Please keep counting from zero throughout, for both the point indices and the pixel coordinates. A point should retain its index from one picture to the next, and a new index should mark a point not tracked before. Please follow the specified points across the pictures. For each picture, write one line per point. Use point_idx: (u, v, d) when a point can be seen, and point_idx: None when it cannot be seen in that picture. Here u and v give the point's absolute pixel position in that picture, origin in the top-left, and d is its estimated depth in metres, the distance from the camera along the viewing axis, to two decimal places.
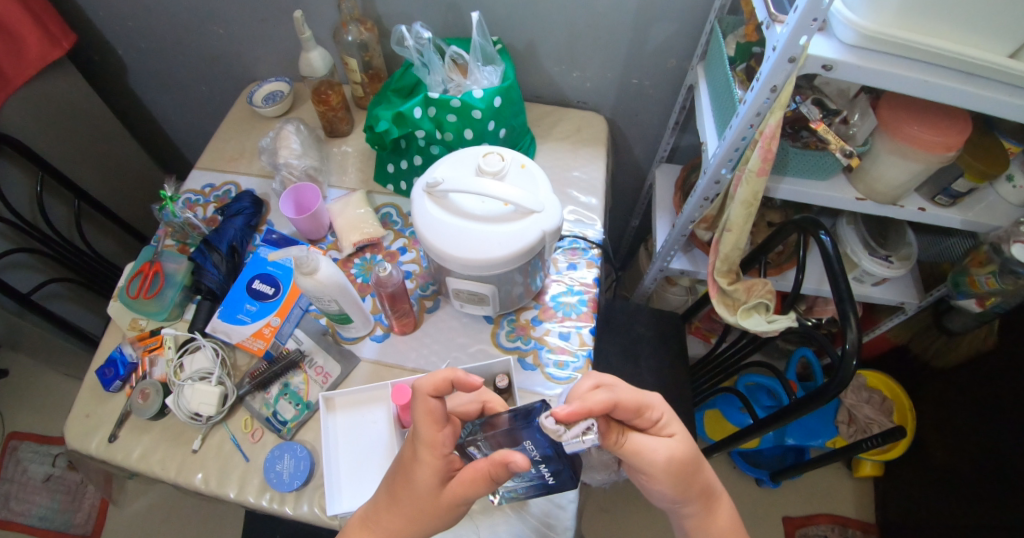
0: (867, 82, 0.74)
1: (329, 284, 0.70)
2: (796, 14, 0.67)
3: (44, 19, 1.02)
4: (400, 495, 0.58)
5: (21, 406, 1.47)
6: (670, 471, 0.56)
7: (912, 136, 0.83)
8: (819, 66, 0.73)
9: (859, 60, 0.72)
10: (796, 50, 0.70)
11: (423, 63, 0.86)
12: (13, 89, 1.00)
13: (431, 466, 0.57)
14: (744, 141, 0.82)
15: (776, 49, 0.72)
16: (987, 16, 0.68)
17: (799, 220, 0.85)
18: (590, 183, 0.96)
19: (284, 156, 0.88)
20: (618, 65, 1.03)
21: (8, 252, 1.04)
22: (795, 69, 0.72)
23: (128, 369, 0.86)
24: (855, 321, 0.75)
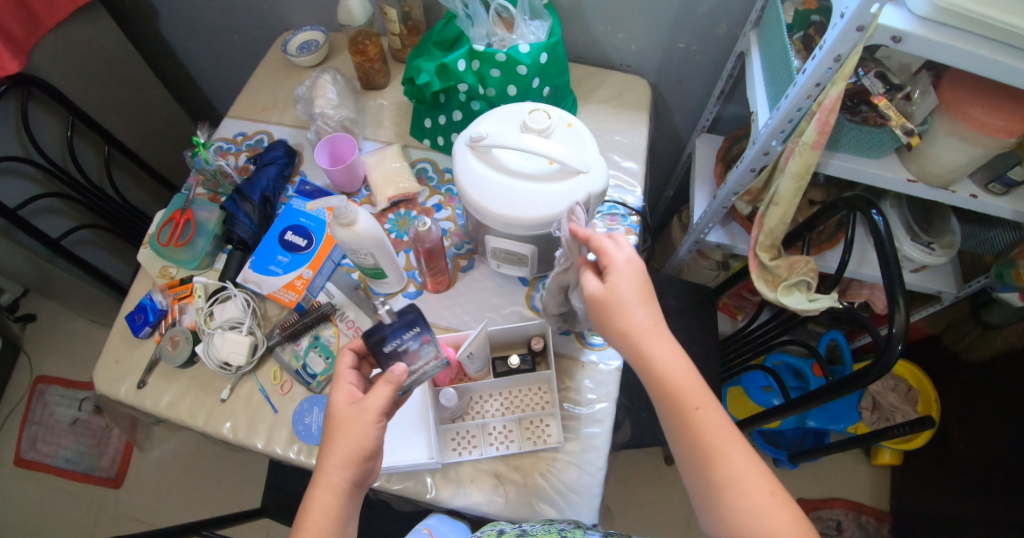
0: (935, 58, 0.70)
1: (366, 237, 0.69)
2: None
3: None
4: (327, 428, 0.57)
5: (48, 349, 1.50)
6: (611, 299, 0.58)
7: (973, 118, 0.78)
8: (888, 37, 0.69)
9: (930, 34, 0.68)
10: (866, 19, 0.66)
11: (467, 14, 0.82)
12: (45, 30, 0.98)
13: (340, 395, 0.58)
14: (799, 112, 0.79)
15: (845, 15, 0.68)
16: None
17: (849, 198, 0.82)
18: (631, 148, 0.93)
19: (320, 106, 0.86)
20: (665, 28, 0.99)
21: (38, 195, 1.03)
22: (863, 38, 0.68)
23: (158, 316, 0.86)
24: (903, 305, 0.72)
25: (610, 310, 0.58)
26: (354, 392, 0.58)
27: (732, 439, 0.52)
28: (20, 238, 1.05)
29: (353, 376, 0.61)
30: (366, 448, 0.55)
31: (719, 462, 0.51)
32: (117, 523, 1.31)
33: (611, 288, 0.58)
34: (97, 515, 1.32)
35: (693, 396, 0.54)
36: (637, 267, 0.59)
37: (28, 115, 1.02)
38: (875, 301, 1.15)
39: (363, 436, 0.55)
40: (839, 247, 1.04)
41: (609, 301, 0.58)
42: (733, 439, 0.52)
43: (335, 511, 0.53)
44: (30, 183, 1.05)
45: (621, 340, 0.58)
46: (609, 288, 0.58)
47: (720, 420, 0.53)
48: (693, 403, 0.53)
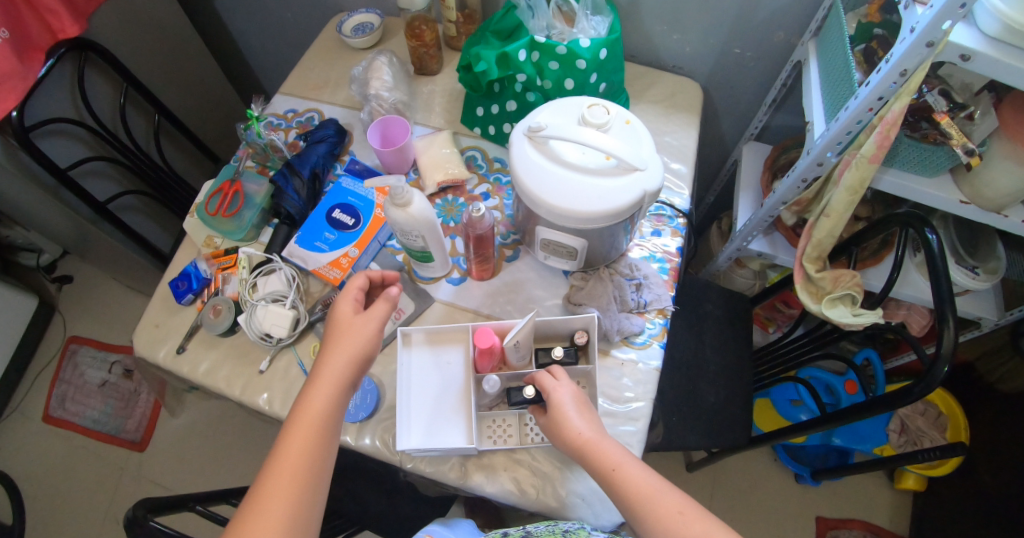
0: (1002, 78, 0.69)
1: (420, 221, 0.69)
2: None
3: None
4: (335, 334, 0.60)
5: (82, 312, 1.53)
6: (560, 418, 0.61)
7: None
8: (956, 55, 0.68)
9: (998, 54, 0.67)
10: (937, 35, 0.65)
11: (529, 5, 0.84)
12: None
13: (346, 311, 0.61)
14: (858, 125, 0.77)
15: (914, 30, 0.67)
16: None
17: (903, 214, 0.80)
18: (681, 150, 0.92)
19: (375, 87, 0.87)
20: (722, 32, 0.98)
21: (88, 157, 1.05)
22: (932, 54, 0.67)
23: (201, 284, 0.87)
24: (953, 324, 0.70)
25: (559, 429, 0.61)
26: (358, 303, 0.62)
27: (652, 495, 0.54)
28: (68, 199, 1.07)
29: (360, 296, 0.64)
30: (370, 353, 0.60)
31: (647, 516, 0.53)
32: (139, 486, 1.33)
33: (557, 407, 0.62)
34: (120, 476, 1.34)
35: (611, 461, 0.57)
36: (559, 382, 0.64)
37: (85, 79, 1.04)
38: (913, 323, 1.13)
39: (369, 342, 0.60)
40: (885, 265, 1.02)
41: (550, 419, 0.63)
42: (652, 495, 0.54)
43: (337, 407, 0.56)
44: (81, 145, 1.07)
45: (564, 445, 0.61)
46: (553, 405, 0.63)
47: (641, 478, 0.56)
48: (612, 464, 0.57)
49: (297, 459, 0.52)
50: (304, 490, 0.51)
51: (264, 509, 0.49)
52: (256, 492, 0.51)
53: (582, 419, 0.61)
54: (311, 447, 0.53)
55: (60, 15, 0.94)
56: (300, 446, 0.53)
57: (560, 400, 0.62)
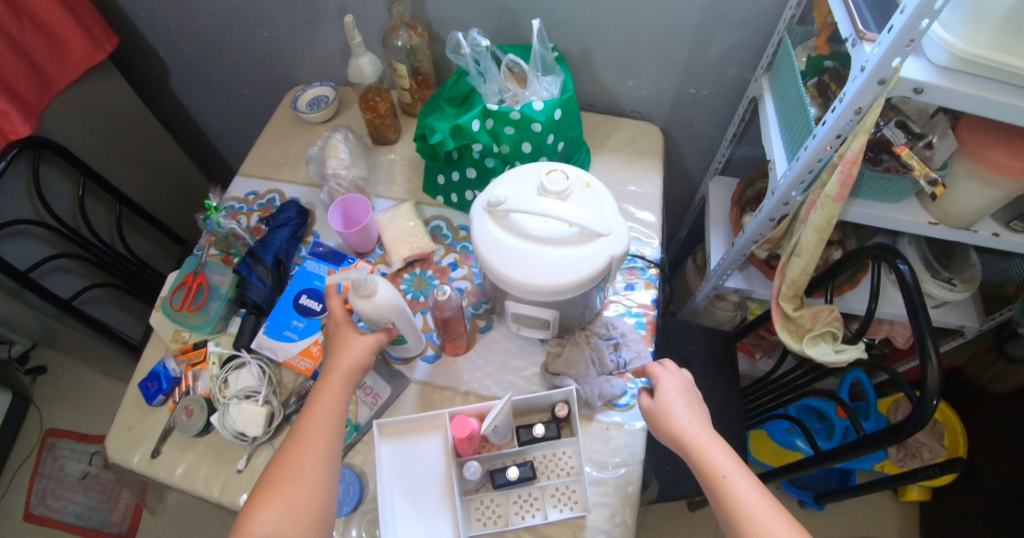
0: (959, 106, 0.69)
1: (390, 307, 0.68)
2: (890, 33, 0.62)
3: (86, 22, 1.01)
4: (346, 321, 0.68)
5: (58, 402, 1.48)
6: (667, 409, 0.64)
7: (991, 160, 0.76)
8: (910, 89, 0.68)
9: (951, 83, 0.67)
10: (888, 72, 0.65)
11: (479, 71, 0.83)
12: (57, 91, 0.99)
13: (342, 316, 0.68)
14: (819, 163, 0.76)
15: (864, 69, 0.66)
16: None
17: (872, 247, 0.79)
18: (646, 198, 0.92)
19: (332, 167, 0.86)
20: (676, 74, 0.99)
21: (51, 256, 1.02)
22: (884, 91, 0.67)
23: (171, 383, 0.84)
24: (935, 358, 0.68)
25: (666, 418, 0.63)
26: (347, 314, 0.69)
27: (759, 504, 0.54)
28: (33, 299, 1.04)
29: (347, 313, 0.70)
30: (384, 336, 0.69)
31: (752, 527, 0.53)
32: None
33: (669, 397, 0.64)
34: None
35: (721, 466, 0.57)
36: (678, 379, 0.66)
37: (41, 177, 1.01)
38: (897, 336, 1.12)
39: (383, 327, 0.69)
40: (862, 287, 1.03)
41: (657, 408, 0.64)
42: (759, 504, 0.54)
43: (355, 373, 0.65)
44: (42, 245, 1.04)
45: (669, 437, 0.63)
46: (663, 394, 0.65)
47: (748, 485, 0.56)
48: (720, 470, 0.57)
49: (322, 415, 0.61)
50: (335, 425, 0.61)
51: (307, 436, 0.59)
52: (299, 426, 0.60)
53: (693, 419, 0.62)
54: (333, 407, 0.62)
55: (12, 118, 0.90)
56: (335, 390, 0.63)
57: (671, 392, 0.65)
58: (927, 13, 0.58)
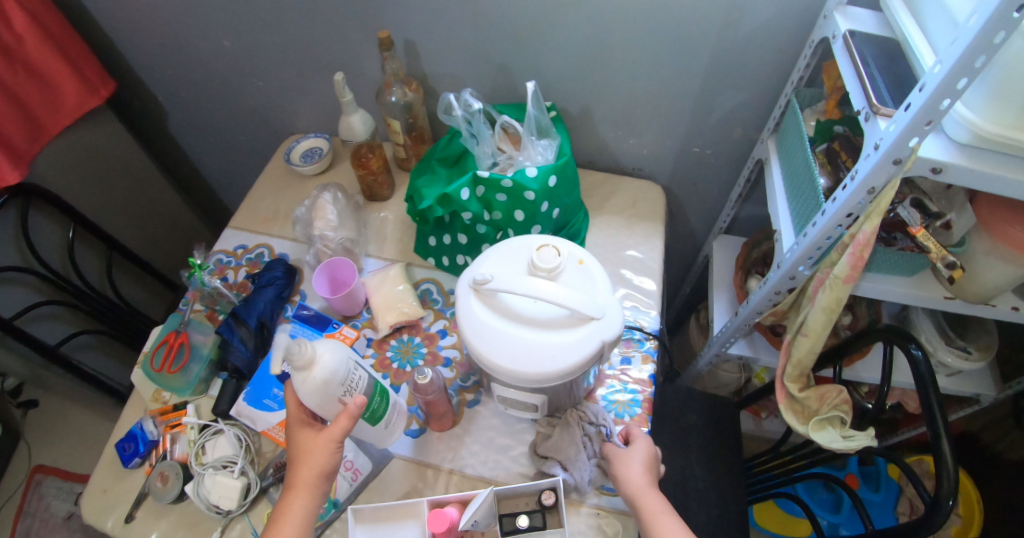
0: (982, 186, 0.63)
1: (337, 370, 0.61)
2: (907, 112, 0.56)
3: (83, 68, 1.00)
4: (301, 417, 0.63)
5: (48, 439, 1.46)
6: (634, 453, 0.66)
7: (1015, 239, 0.71)
8: (927, 168, 0.62)
9: (973, 164, 0.61)
10: (904, 152, 0.58)
11: (471, 133, 0.82)
12: (49, 136, 0.98)
13: (299, 416, 0.63)
14: (828, 241, 0.70)
15: (878, 147, 0.60)
16: None
17: (884, 329, 0.74)
18: (646, 264, 0.90)
19: (319, 228, 0.85)
20: (679, 133, 0.98)
21: (38, 303, 1.01)
22: (899, 171, 0.60)
23: (149, 446, 0.74)
24: (952, 461, 0.61)
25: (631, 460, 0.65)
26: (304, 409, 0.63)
27: None
28: (17, 347, 1.02)
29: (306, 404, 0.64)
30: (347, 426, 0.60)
31: None
32: None
33: (639, 446, 0.67)
34: None
35: (654, 505, 0.61)
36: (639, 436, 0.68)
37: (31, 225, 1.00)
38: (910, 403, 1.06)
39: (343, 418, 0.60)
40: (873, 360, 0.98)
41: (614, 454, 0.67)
42: None
43: (320, 478, 0.60)
44: (31, 292, 1.03)
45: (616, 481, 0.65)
46: (635, 442, 0.67)
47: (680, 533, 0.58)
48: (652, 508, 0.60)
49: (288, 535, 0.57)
50: None
51: None
52: None
53: (641, 467, 0.64)
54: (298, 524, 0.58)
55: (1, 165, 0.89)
56: (299, 503, 0.59)
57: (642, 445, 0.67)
58: (948, 93, 0.53)
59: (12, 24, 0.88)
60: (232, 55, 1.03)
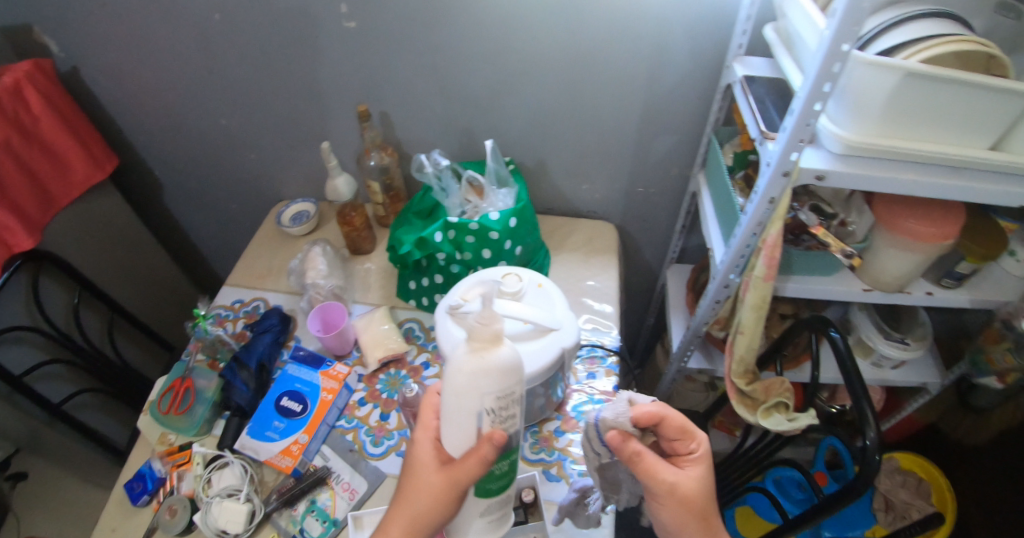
0: (863, 186, 0.78)
1: (507, 375, 0.56)
2: (785, 133, 0.73)
3: (91, 146, 1.12)
4: (427, 446, 0.62)
5: None
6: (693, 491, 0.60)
7: (909, 229, 0.85)
8: (812, 176, 0.77)
9: (850, 169, 0.77)
10: (789, 165, 0.75)
11: (441, 187, 0.95)
12: (60, 206, 1.08)
13: (430, 438, 0.62)
14: (748, 248, 0.85)
15: (770, 164, 0.76)
16: (968, 120, 0.73)
17: (809, 319, 0.88)
18: (603, 292, 1.02)
19: (311, 277, 0.96)
20: (624, 176, 1.12)
21: (44, 362, 1.07)
22: (789, 182, 0.76)
23: (157, 483, 0.80)
24: (872, 419, 0.74)
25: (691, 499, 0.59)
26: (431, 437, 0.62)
27: None
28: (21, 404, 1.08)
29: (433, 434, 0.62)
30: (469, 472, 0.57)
31: None
32: None
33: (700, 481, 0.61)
34: None
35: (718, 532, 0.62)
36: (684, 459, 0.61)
37: (41, 289, 1.08)
38: None
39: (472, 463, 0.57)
40: None
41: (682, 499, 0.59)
42: None
43: (422, 525, 0.59)
44: (35, 351, 1.10)
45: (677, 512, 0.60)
46: (696, 477, 0.60)
47: None
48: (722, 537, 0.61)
49: None
50: None
51: None
52: None
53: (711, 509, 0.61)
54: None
55: (16, 231, 0.98)
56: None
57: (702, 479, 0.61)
58: (810, 114, 0.70)
59: (32, 109, 1.00)
60: (227, 131, 1.16)
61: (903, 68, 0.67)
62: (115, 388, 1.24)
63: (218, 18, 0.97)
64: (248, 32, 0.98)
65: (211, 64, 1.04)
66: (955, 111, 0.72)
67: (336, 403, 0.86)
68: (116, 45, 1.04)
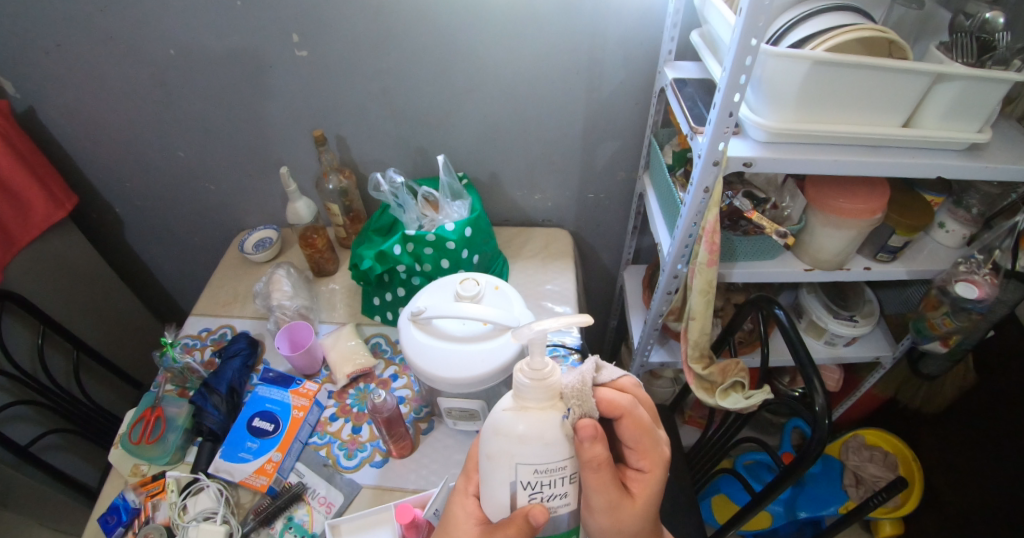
0: (789, 170, 0.84)
1: (549, 445, 0.53)
2: (711, 124, 0.78)
3: (51, 187, 1.14)
4: (460, 506, 0.60)
5: None
6: (632, 515, 0.55)
7: (839, 208, 0.91)
8: (740, 164, 0.83)
9: (775, 155, 0.83)
10: (718, 155, 0.80)
11: (398, 204, 0.97)
12: (19, 246, 1.09)
13: (467, 499, 0.60)
14: (691, 237, 0.90)
15: (701, 156, 0.82)
16: (877, 101, 0.80)
17: (754, 299, 0.93)
18: (562, 294, 1.05)
19: (277, 298, 0.98)
20: (574, 183, 1.18)
21: (9, 404, 1.06)
22: (720, 170, 0.82)
23: (131, 514, 0.80)
24: (819, 385, 0.78)
25: (624, 524, 0.55)
26: (467, 498, 0.60)
27: None
28: None
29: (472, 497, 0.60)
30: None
31: None
32: None
33: (643, 503, 0.56)
34: None
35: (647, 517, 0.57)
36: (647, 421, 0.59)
37: (3, 330, 1.08)
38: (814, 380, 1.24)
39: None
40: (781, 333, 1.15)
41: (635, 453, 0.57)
42: None
43: None
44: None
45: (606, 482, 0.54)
46: (642, 495, 0.56)
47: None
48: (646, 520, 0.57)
49: None
50: None
51: None
52: None
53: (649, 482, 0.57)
54: None
55: None
56: None
57: (647, 498, 0.56)
58: (731, 105, 0.75)
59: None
60: (184, 164, 1.18)
61: (810, 57, 0.73)
62: (82, 429, 1.23)
63: (172, 53, 1.00)
64: (203, 65, 1.01)
65: (166, 99, 1.07)
66: (863, 95, 0.79)
67: (307, 419, 0.88)
68: (70, 86, 1.06)
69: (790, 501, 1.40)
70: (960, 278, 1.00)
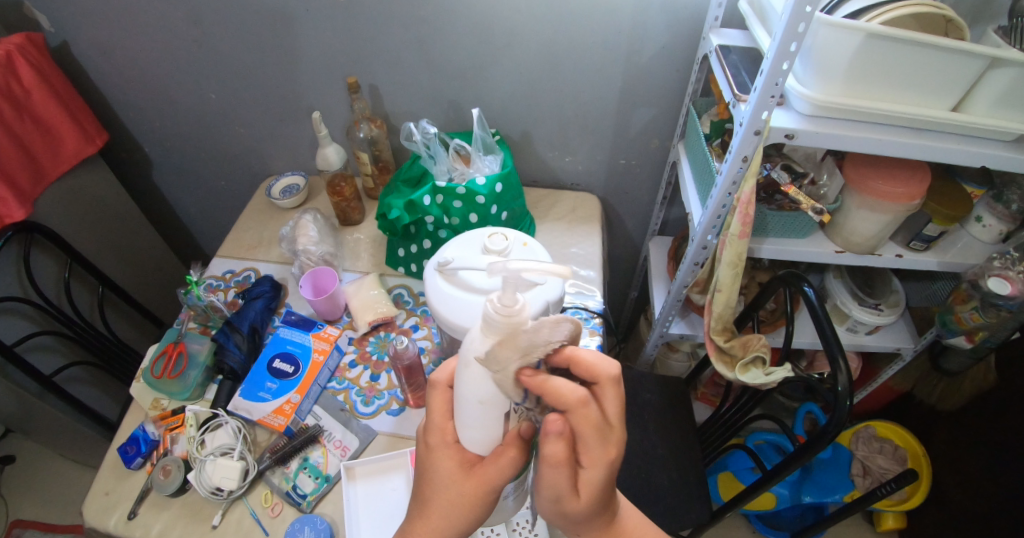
0: (831, 145, 0.82)
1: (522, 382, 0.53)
2: (756, 92, 0.75)
3: (82, 121, 1.14)
4: (441, 456, 0.58)
5: (22, 490, 1.45)
6: (575, 509, 0.55)
7: (876, 191, 0.89)
8: (782, 135, 0.80)
9: (817, 128, 0.80)
10: (760, 124, 0.78)
11: (430, 154, 0.96)
12: (50, 179, 1.10)
13: (447, 445, 0.58)
14: (724, 208, 0.89)
15: (742, 124, 0.79)
16: (928, 80, 0.76)
17: (782, 276, 0.91)
18: (587, 258, 1.05)
19: (303, 244, 0.98)
20: (606, 148, 1.16)
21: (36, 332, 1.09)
22: (761, 140, 0.79)
23: (150, 446, 0.82)
24: (842, 363, 0.77)
25: (567, 512, 0.55)
26: (445, 447, 0.58)
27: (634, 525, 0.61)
28: (14, 373, 1.10)
29: (449, 442, 0.58)
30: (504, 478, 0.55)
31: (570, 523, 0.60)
32: None
33: (587, 499, 0.54)
34: None
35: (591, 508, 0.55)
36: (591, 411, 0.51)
37: (32, 261, 1.09)
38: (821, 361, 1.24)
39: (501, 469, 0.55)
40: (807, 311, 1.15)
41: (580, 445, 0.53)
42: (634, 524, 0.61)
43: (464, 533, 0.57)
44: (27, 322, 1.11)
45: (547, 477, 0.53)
46: (584, 490, 0.54)
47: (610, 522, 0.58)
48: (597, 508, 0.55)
49: None
50: None
51: None
52: None
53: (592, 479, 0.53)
54: None
55: (8, 202, 1.00)
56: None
57: (592, 495, 0.54)
58: (778, 73, 0.72)
59: (23, 81, 1.01)
60: (216, 105, 1.18)
61: (864, 28, 0.71)
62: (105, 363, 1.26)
63: None
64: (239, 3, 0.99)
65: (200, 38, 1.06)
66: (914, 71, 0.75)
67: (327, 363, 0.89)
68: (104, 19, 1.05)
69: (796, 485, 1.39)
70: (993, 273, 0.97)
